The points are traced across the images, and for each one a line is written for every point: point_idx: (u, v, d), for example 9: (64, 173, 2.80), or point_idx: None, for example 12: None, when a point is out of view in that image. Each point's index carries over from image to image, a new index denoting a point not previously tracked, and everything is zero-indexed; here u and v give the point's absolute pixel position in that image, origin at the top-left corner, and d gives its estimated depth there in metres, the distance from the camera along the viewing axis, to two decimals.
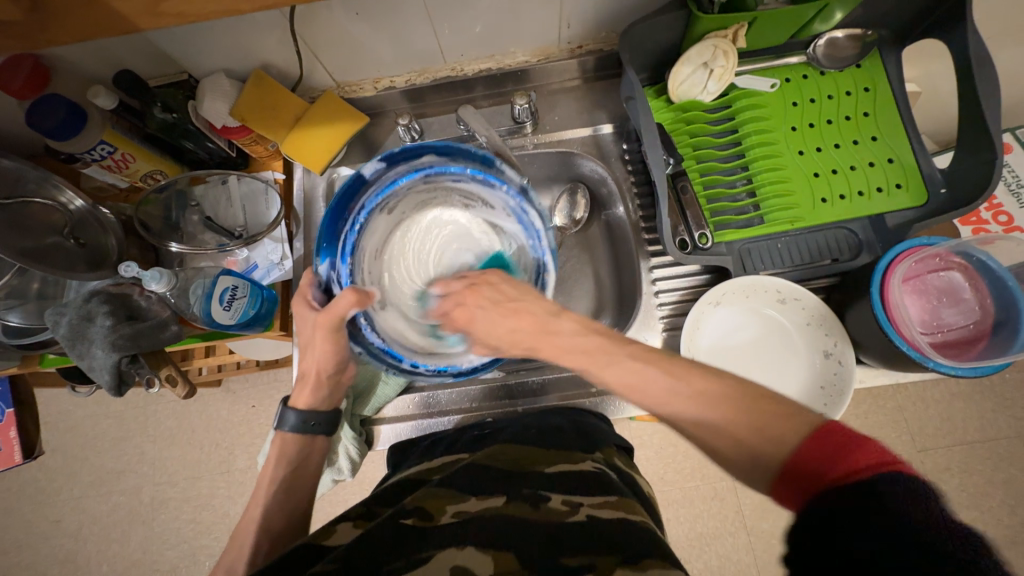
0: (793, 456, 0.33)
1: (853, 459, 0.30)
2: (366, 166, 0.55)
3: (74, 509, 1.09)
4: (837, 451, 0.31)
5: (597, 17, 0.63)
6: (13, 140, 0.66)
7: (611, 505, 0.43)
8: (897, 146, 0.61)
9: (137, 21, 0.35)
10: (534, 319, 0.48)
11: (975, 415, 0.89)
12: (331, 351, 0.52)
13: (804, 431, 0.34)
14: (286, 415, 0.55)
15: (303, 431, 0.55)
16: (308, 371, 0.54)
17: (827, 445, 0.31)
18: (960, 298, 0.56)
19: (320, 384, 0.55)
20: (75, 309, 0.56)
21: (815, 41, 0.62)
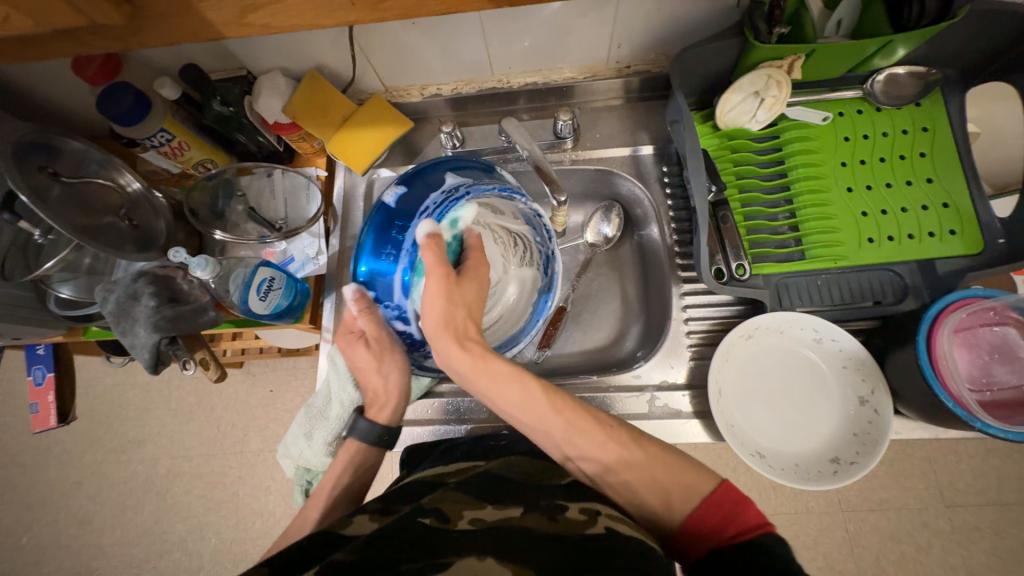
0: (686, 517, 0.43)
1: (741, 519, 0.41)
2: (388, 193, 0.53)
3: (94, 473, 1.14)
4: (733, 510, 0.41)
5: (649, 38, 0.62)
6: (81, 121, 0.69)
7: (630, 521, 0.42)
8: (954, 190, 0.58)
9: (220, 28, 0.37)
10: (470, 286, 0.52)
11: (1012, 477, 0.84)
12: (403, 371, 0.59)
13: (705, 489, 0.44)
14: (358, 422, 0.58)
15: (376, 442, 0.57)
16: (380, 389, 0.59)
17: (719, 508, 0.42)
18: (1015, 356, 0.53)
19: (398, 399, 0.59)
20: (123, 288, 0.59)
21: (873, 76, 0.60)
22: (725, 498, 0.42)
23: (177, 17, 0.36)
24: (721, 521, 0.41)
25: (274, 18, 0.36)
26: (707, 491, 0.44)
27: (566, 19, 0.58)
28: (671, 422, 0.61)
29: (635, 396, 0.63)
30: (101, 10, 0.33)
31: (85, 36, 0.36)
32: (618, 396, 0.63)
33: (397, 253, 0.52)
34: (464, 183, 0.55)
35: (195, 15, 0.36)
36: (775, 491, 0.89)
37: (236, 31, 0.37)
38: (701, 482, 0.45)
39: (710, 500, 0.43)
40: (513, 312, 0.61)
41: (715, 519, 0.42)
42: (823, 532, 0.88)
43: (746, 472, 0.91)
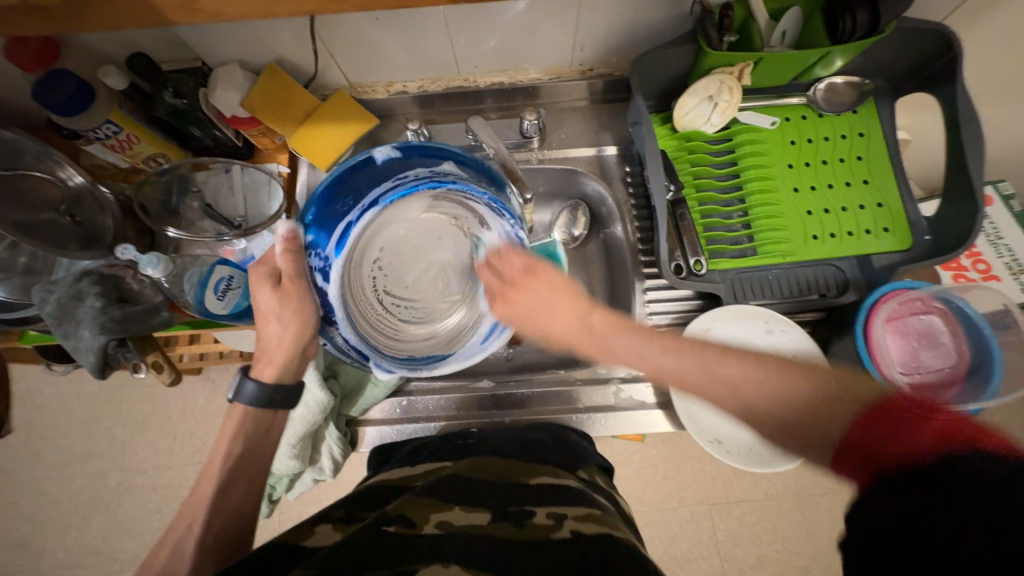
0: (845, 436, 0.36)
1: (916, 434, 0.32)
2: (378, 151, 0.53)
3: (33, 492, 1.05)
4: (912, 421, 0.32)
5: (610, 41, 0.64)
6: (16, 111, 0.65)
7: (592, 518, 0.43)
8: (887, 191, 0.63)
9: (169, 15, 0.36)
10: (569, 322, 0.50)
11: None
12: (303, 326, 0.50)
13: (851, 415, 0.37)
14: (244, 384, 0.50)
15: (263, 405, 0.51)
16: (272, 345, 0.51)
17: (887, 425, 0.34)
18: (939, 341, 0.58)
19: (290, 359, 0.51)
20: (65, 288, 0.56)
21: (816, 84, 0.65)
22: (912, 405, 0.34)
23: (121, 1, 0.34)
24: (892, 432, 0.33)
25: (228, 7, 0.35)
26: (858, 412, 0.37)
27: (531, 20, 0.59)
28: (636, 413, 0.63)
29: (601, 389, 0.65)
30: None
31: (18, 18, 0.34)
32: (584, 389, 0.65)
33: (351, 204, 0.51)
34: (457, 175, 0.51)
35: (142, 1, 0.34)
36: (735, 477, 0.94)
37: (188, 18, 0.36)
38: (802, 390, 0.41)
39: (870, 418, 0.35)
40: (450, 337, 0.53)
41: (882, 435, 0.33)
42: (780, 515, 0.93)
43: (708, 461, 0.95)
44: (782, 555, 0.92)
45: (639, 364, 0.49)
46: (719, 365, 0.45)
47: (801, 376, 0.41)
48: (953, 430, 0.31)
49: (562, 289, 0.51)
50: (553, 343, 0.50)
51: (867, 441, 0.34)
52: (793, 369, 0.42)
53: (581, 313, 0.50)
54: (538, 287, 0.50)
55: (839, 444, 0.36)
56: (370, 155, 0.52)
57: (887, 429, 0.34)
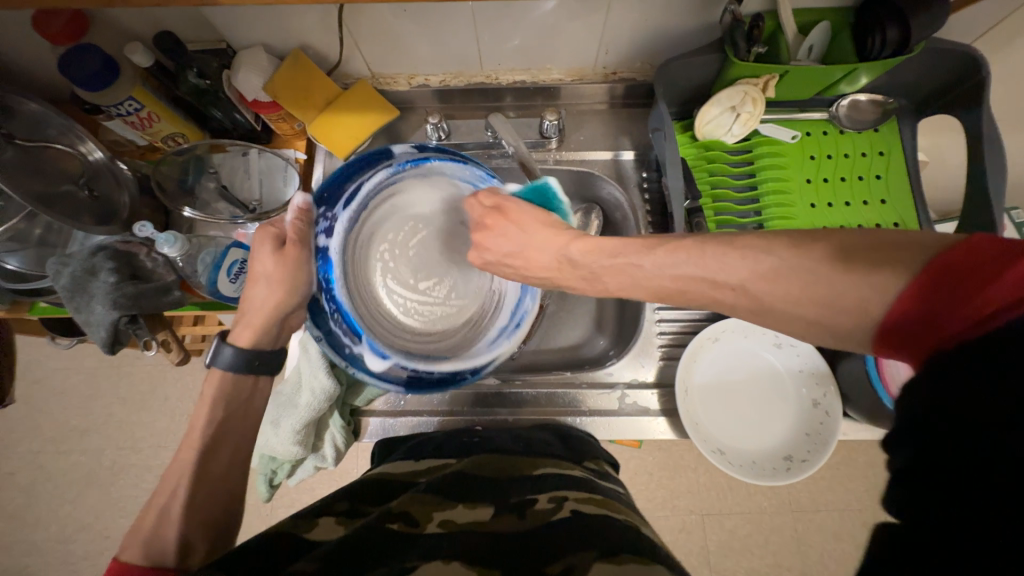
0: (881, 321, 0.30)
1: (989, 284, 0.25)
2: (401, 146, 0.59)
3: (28, 464, 1.06)
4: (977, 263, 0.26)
5: (635, 46, 0.64)
6: (38, 83, 0.65)
7: (596, 501, 0.44)
8: (904, 212, 0.63)
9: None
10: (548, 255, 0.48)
11: None
12: (287, 289, 0.52)
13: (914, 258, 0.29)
14: (222, 349, 0.51)
15: (242, 369, 0.51)
16: (253, 307, 0.52)
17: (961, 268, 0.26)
18: None
19: (268, 323, 0.52)
20: (79, 262, 0.56)
21: (839, 101, 0.65)
22: (961, 257, 0.26)
23: None
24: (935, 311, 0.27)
25: None
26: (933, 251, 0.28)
27: (558, 20, 0.59)
28: (638, 419, 0.63)
29: (606, 394, 0.65)
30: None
31: None
32: (589, 392, 0.65)
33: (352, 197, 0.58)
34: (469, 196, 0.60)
35: None
36: (731, 489, 0.94)
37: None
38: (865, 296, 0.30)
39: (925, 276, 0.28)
40: (444, 342, 0.59)
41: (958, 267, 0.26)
42: (774, 530, 0.92)
43: (704, 472, 0.95)
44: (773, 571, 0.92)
45: (668, 274, 0.40)
46: (759, 262, 0.35)
47: (876, 275, 0.30)
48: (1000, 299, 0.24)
49: (535, 219, 0.49)
50: (546, 233, 0.48)
51: (911, 322, 0.28)
52: (834, 266, 0.31)
53: (561, 249, 0.47)
54: (508, 220, 0.50)
55: (874, 329, 0.30)
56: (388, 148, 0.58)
57: (931, 298, 0.27)
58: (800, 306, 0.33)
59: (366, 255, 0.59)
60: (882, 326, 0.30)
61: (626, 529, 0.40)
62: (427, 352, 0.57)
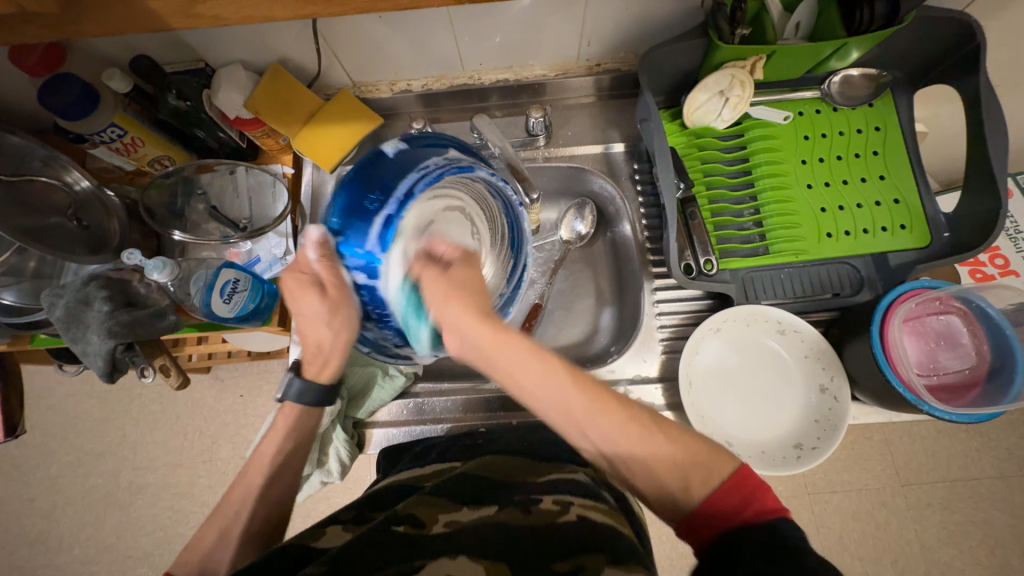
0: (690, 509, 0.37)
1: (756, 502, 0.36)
2: (387, 145, 0.51)
3: (49, 489, 1.07)
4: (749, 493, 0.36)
5: (617, 35, 0.63)
6: (21, 116, 0.65)
7: (603, 511, 0.43)
8: (904, 187, 0.61)
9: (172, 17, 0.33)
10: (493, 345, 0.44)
11: (991, 461, 0.85)
12: (348, 328, 0.50)
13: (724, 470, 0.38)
14: (292, 383, 0.51)
15: (312, 402, 0.51)
16: (323, 346, 0.51)
17: (736, 489, 0.37)
18: (958, 342, 0.57)
19: (337, 359, 0.52)
20: (73, 292, 0.56)
21: (830, 78, 0.63)
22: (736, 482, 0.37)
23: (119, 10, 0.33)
24: (736, 506, 0.36)
25: (230, 11, 0.34)
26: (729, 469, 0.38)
27: (536, 15, 0.58)
28: None
29: None
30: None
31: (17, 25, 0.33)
32: None
33: (386, 197, 0.49)
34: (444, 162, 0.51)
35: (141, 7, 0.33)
36: None
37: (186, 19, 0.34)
38: (720, 461, 0.38)
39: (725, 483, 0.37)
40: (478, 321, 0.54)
41: (731, 499, 0.36)
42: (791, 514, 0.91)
43: None
44: None
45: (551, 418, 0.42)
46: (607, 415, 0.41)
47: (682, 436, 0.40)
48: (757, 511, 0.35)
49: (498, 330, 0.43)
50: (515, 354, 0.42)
51: (714, 514, 0.36)
52: None
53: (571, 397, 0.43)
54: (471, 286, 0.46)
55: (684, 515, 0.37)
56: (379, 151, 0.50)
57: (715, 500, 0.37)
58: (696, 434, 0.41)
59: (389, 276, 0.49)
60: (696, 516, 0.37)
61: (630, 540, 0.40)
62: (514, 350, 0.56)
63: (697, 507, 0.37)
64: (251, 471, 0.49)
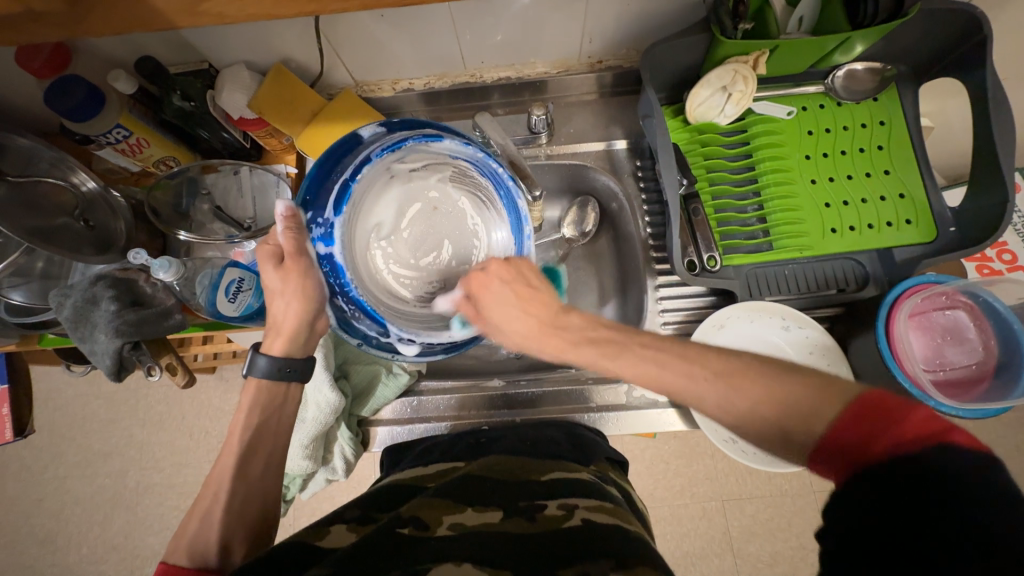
0: (823, 435, 0.34)
1: (900, 426, 0.31)
2: (365, 128, 0.53)
3: (58, 489, 1.08)
4: (885, 421, 0.32)
5: (619, 32, 0.63)
6: (29, 118, 0.66)
7: (605, 511, 0.43)
8: (909, 182, 0.61)
9: (174, 17, 0.33)
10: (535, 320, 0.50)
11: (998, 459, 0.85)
12: (305, 298, 0.50)
13: (841, 400, 0.35)
14: (256, 360, 0.51)
15: (276, 377, 0.51)
16: (281, 317, 0.50)
17: (874, 415, 0.33)
18: (965, 337, 0.56)
19: (298, 332, 0.51)
20: (81, 292, 0.56)
21: (834, 71, 0.62)
22: (879, 402, 0.33)
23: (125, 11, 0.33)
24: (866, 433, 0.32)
25: (233, 12, 0.33)
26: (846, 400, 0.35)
27: (538, 13, 0.58)
28: (648, 412, 0.63)
29: (613, 388, 0.64)
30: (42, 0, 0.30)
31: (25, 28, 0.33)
32: (596, 387, 0.65)
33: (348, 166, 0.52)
34: (412, 133, 0.52)
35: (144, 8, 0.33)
36: (749, 474, 0.92)
37: (190, 21, 0.34)
38: (819, 406, 0.35)
39: (844, 417, 0.34)
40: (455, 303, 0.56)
41: (872, 420, 0.33)
42: (796, 512, 0.91)
43: (722, 457, 0.94)
44: (798, 553, 0.91)
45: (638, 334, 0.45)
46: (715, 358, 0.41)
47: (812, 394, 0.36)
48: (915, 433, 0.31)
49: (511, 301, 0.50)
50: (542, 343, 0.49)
51: (853, 439, 0.33)
52: None
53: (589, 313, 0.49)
54: (489, 291, 0.50)
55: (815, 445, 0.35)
56: (355, 133, 0.53)
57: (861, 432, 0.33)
58: (801, 395, 0.37)
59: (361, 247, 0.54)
60: (831, 443, 0.34)
61: (639, 543, 0.39)
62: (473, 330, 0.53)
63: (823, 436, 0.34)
64: (258, 469, 0.50)
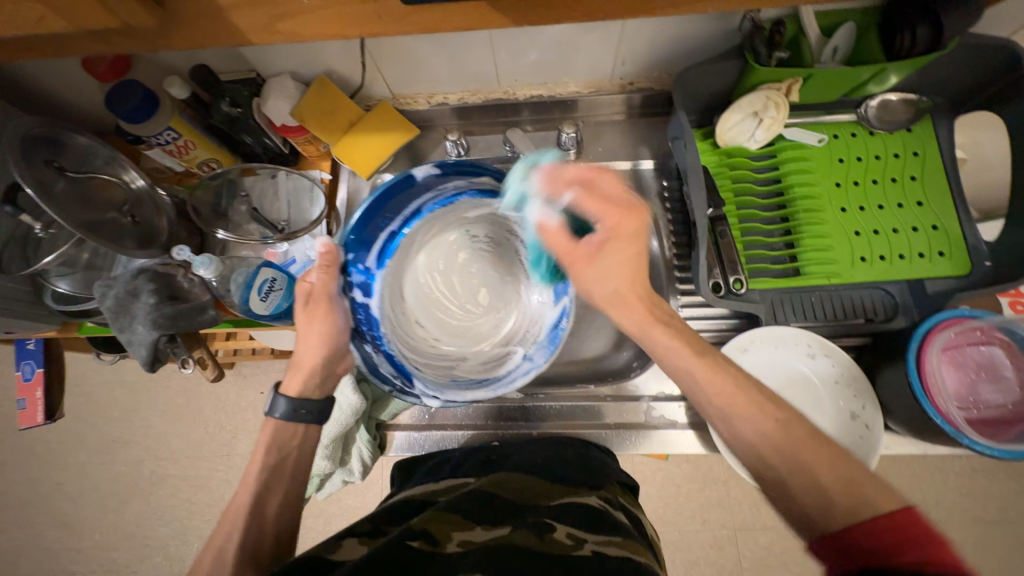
0: (833, 529, 0.33)
1: (916, 553, 0.30)
2: (421, 170, 0.54)
3: (76, 474, 1.11)
4: (909, 539, 0.30)
5: (652, 56, 0.64)
6: (86, 118, 0.69)
7: (615, 543, 0.41)
8: (943, 214, 0.60)
9: (248, 35, 0.35)
10: (637, 284, 0.44)
11: None
12: (330, 336, 0.52)
13: (871, 501, 0.33)
14: (277, 400, 0.51)
15: (292, 418, 0.50)
16: (301, 355, 0.52)
17: (894, 531, 0.31)
18: (1001, 375, 0.55)
19: (316, 371, 0.52)
20: (123, 284, 0.59)
21: (867, 101, 0.62)
22: (908, 524, 0.31)
23: (202, 26, 0.34)
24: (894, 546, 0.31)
25: (307, 30, 0.35)
26: (879, 505, 0.33)
27: (574, 35, 0.60)
28: (665, 433, 0.62)
29: (632, 406, 0.64)
30: (135, 12, 0.32)
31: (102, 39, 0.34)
32: (613, 405, 0.64)
33: (396, 216, 0.56)
34: (462, 188, 0.57)
35: (225, 25, 0.34)
36: (763, 503, 0.90)
37: (265, 38, 0.35)
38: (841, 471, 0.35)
39: (872, 520, 0.32)
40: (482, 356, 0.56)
41: (885, 538, 0.31)
42: None
43: (736, 485, 0.92)
44: None
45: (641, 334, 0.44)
46: (723, 382, 0.40)
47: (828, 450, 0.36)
48: (935, 560, 0.29)
49: (625, 271, 0.44)
50: (632, 313, 0.44)
51: (862, 542, 0.32)
52: None
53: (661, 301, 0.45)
54: (624, 242, 0.44)
55: (823, 533, 0.34)
56: (410, 174, 0.54)
57: (875, 536, 0.31)
58: (808, 453, 0.36)
59: (397, 291, 0.57)
60: (834, 535, 0.33)
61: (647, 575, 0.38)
62: (523, 362, 0.55)
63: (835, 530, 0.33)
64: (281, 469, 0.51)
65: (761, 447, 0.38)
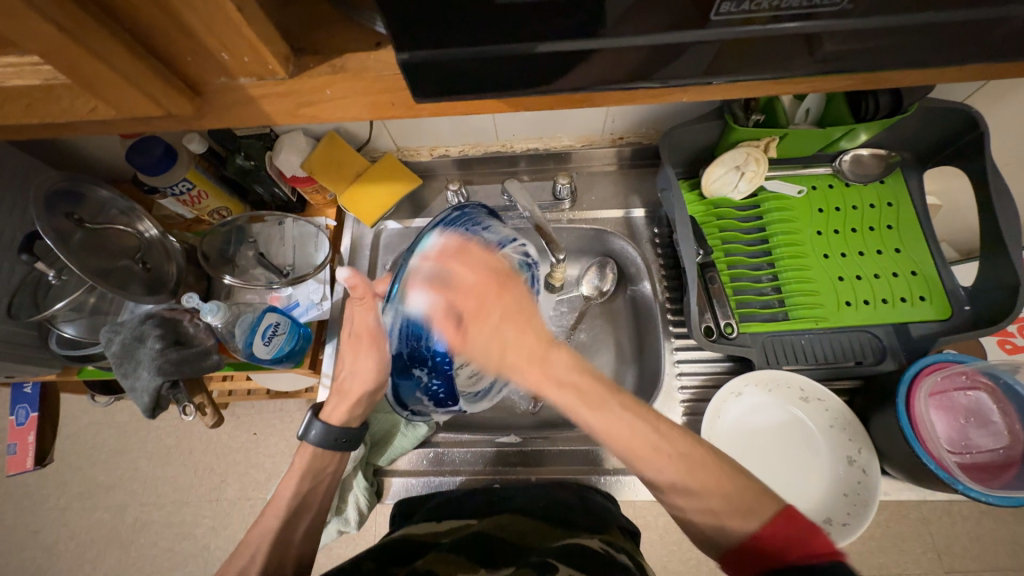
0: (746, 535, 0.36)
1: (810, 544, 0.34)
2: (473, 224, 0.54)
3: (56, 521, 1.07)
4: (803, 535, 0.34)
5: (639, 115, 0.69)
6: (104, 169, 0.73)
7: None
8: (921, 261, 0.63)
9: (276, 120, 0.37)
10: (531, 342, 0.44)
11: None
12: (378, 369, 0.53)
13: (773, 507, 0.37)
14: (312, 426, 0.54)
15: (330, 446, 0.54)
16: (349, 385, 0.54)
17: (791, 529, 0.35)
18: (989, 420, 0.56)
19: (359, 400, 0.55)
20: (130, 330, 0.61)
21: (841, 156, 0.67)
22: (798, 522, 0.35)
23: (229, 112, 0.35)
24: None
25: (329, 115, 0.36)
26: (775, 508, 0.37)
27: None
28: None
29: None
30: (178, 104, 0.33)
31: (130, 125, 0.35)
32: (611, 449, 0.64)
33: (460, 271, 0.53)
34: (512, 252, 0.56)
35: (250, 109, 0.35)
36: None
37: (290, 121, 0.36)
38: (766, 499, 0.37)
39: (775, 521, 0.36)
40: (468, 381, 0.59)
41: (785, 537, 0.35)
42: None
43: None
44: None
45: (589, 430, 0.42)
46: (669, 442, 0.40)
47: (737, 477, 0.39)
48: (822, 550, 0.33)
49: (508, 324, 0.45)
50: (530, 369, 0.43)
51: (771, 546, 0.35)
52: None
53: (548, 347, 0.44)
54: (494, 310, 0.46)
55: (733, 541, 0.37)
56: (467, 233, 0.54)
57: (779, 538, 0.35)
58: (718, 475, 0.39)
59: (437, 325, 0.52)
60: (747, 543, 0.36)
61: None
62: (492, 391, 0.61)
63: (748, 535, 0.36)
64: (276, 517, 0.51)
65: (700, 485, 0.39)
